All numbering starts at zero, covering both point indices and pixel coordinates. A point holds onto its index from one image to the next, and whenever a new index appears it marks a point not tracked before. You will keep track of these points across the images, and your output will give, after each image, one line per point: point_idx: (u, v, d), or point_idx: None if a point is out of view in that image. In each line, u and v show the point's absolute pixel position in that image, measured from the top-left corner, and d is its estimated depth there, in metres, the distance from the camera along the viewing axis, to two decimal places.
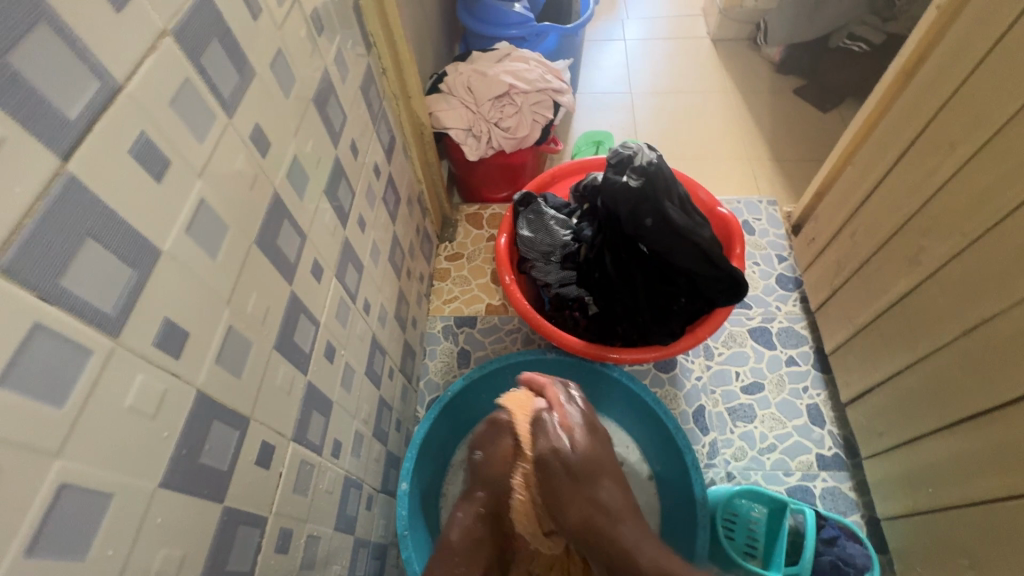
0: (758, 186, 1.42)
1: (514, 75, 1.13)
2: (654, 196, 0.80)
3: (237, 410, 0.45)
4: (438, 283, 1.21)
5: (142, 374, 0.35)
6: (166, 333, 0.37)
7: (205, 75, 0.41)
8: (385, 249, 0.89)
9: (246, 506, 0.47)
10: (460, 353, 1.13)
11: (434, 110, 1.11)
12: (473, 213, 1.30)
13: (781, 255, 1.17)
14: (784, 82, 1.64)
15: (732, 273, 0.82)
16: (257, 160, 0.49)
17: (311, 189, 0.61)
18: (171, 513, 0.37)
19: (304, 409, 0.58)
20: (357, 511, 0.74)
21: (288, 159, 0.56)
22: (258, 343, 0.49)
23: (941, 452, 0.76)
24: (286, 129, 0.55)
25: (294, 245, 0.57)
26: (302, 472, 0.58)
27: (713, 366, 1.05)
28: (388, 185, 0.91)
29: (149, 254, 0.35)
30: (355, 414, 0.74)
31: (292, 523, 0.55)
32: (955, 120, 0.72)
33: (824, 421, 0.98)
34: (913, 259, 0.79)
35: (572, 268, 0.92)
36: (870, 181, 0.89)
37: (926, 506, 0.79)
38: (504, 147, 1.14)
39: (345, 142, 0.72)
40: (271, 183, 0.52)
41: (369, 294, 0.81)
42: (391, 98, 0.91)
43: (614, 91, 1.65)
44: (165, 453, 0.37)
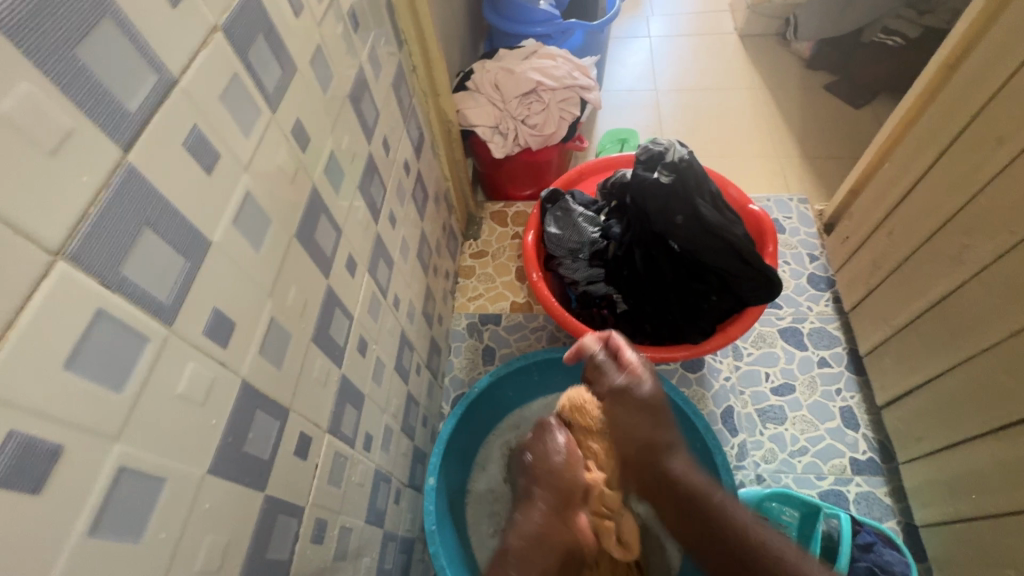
0: (788, 184, 1.39)
1: (541, 72, 1.12)
2: (684, 193, 0.79)
3: (277, 401, 0.46)
4: (463, 281, 1.21)
5: (193, 362, 0.35)
6: (215, 322, 0.38)
7: (251, 70, 0.42)
8: (413, 245, 0.89)
9: (286, 496, 0.48)
10: (485, 350, 1.13)
11: (461, 107, 1.11)
12: (498, 211, 1.30)
13: (812, 255, 1.14)
14: (815, 78, 1.60)
15: (766, 272, 0.81)
16: (297, 155, 0.50)
17: (346, 185, 0.62)
18: (217, 499, 0.38)
19: (338, 402, 0.59)
20: (386, 505, 0.75)
21: (325, 154, 0.56)
22: (297, 335, 0.50)
23: (985, 458, 0.73)
24: (324, 125, 0.56)
25: (331, 240, 0.58)
26: (336, 464, 0.58)
27: (742, 367, 1.03)
28: (417, 182, 0.91)
29: (200, 244, 0.36)
30: (384, 408, 0.75)
31: (326, 514, 0.56)
32: (1002, 114, 0.69)
33: (858, 425, 0.96)
34: (955, 258, 0.76)
35: (599, 265, 0.91)
36: (909, 178, 0.86)
37: (969, 513, 0.76)
38: (530, 144, 1.13)
39: (377, 138, 0.72)
40: (310, 178, 0.53)
41: (399, 290, 0.82)
42: (420, 95, 0.92)
43: (639, 88, 1.63)
44: (213, 440, 0.38)
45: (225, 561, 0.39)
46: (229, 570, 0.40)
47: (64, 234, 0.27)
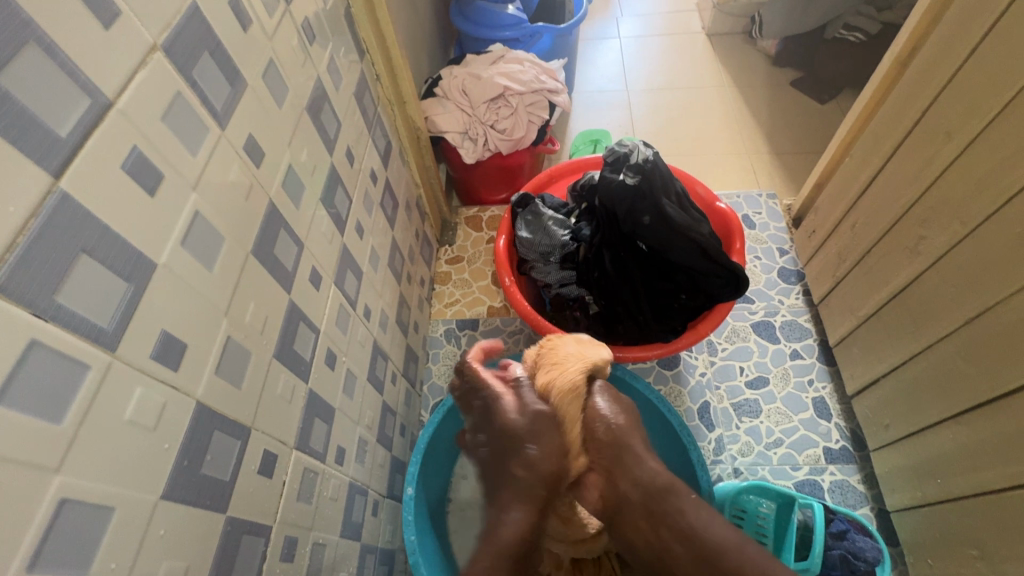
0: (758, 180, 1.42)
1: (508, 77, 1.13)
2: (650, 193, 0.80)
3: (237, 420, 0.46)
4: (439, 287, 1.21)
5: (141, 388, 0.35)
6: (165, 345, 0.37)
7: (197, 87, 0.42)
8: (383, 254, 0.89)
9: (250, 515, 0.47)
10: (463, 356, 1.13)
11: (429, 114, 1.11)
12: (472, 216, 1.30)
13: (782, 249, 1.16)
14: (781, 75, 1.63)
15: (732, 268, 0.82)
16: (251, 170, 0.50)
17: (307, 198, 0.61)
18: (173, 524, 0.38)
19: (306, 417, 0.58)
20: (363, 517, 0.74)
21: (282, 168, 0.56)
22: (258, 353, 0.49)
23: (948, 442, 0.75)
24: (280, 140, 0.55)
25: (292, 254, 0.57)
26: (306, 479, 0.58)
27: (717, 362, 1.04)
28: (385, 191, 0.91)
29: (145, 267, 0.36)
30: (358, 420, 0.74)
31: (297, 531, 0.55)
32: (951, 108, 0.71)
33: (831, 414, 0.98)
34: (913, 248, 0.78)
35: (571, 268, 0.91)
36: (868, 172, 0.88)
37: (934, 497, 0.78)
38: (500, 149, 1.14)
39: (340, 149, 0.72)
40: (266, 193, 0.52)
41: (369, 300, 0.81)
42: (385, 104, 0.91)
43: (609, 89, 1.65)
44: (166, 464, 0.37)
45: None
46: None
47: None
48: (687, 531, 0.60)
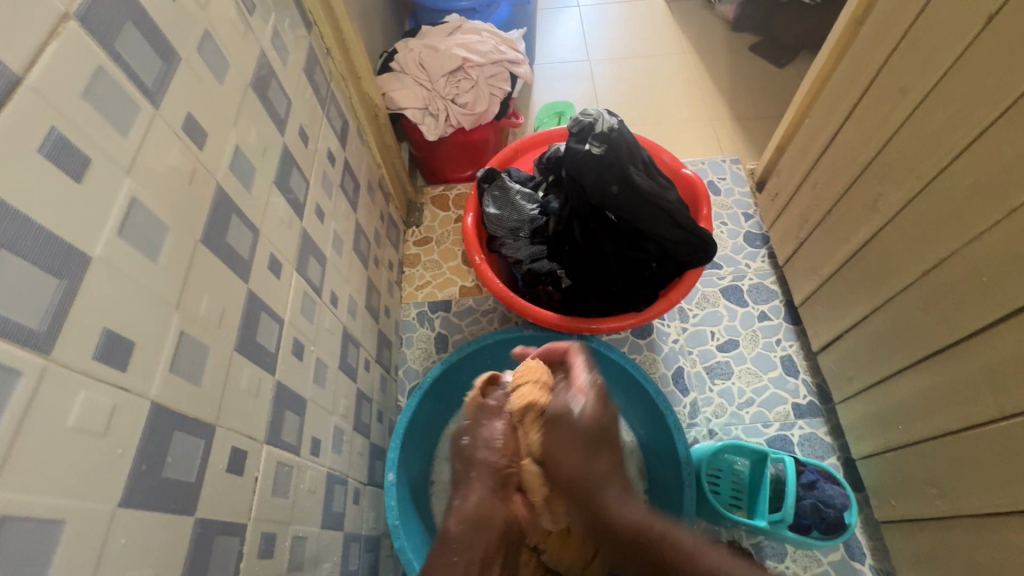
0: (721, 146, 1.43)
1: (466, 48, 1.09)
2: (618, 163, 0.80)
3: (198, 418, 0.43)
4: (409, 270, 1.18)
5: (86, 391, 0.32)
6: (109, 344, 0.35)
7: (121, 62, 0.38)
8: (347, 238, 0.86)
9: (222, 515, 0.45)
10: (437, 338, 1.11)
11: (386, 90, 1.06)
12: (438, 195, 1.27)
13: (747, 213, 1.18)
14: (741, 40, 1.63)
15: (700, 234, 0.82)
16: (194, 153, 0.46)
17: (260, 181, 0.58)
18: (136, 531, 0.35)
19: (276, 410, 0.56)
20: (344, 507, 0.73)
21: (229, 149, 0.52)
22: (216, 347, 0.46)
23: (908, 390, 0.78)
24: (223, 119, 0.51)
25: (247, 241, 0.54)
26: (280, 474, 0.56)
27: (689, 328, 1.06)
28: (344, 172, 0.87)
29: (77, 261, 0.33)
30: (332, 409, 0.72)
31: (274, 526, 0.54)
32: (905, 64, 0.72)
33: (798, 371, 1.01)
34: (872, 205, 0.80)
35: (541, 242, 0.91)
36: (828, 132, 0.89)
37: (896, 443, 0.82)
38: (463, 124, 1.10)
39: (292, 129, 0.68)
40: (213, 177, 0.49)
41: (335, 286, 0.79)
42: (338, 80, 0.87)
43: (571, 59, 1.62)
44: (123, 470, 0.35)
45: None
46: None
47: None
48: (654, 555, 0.50)
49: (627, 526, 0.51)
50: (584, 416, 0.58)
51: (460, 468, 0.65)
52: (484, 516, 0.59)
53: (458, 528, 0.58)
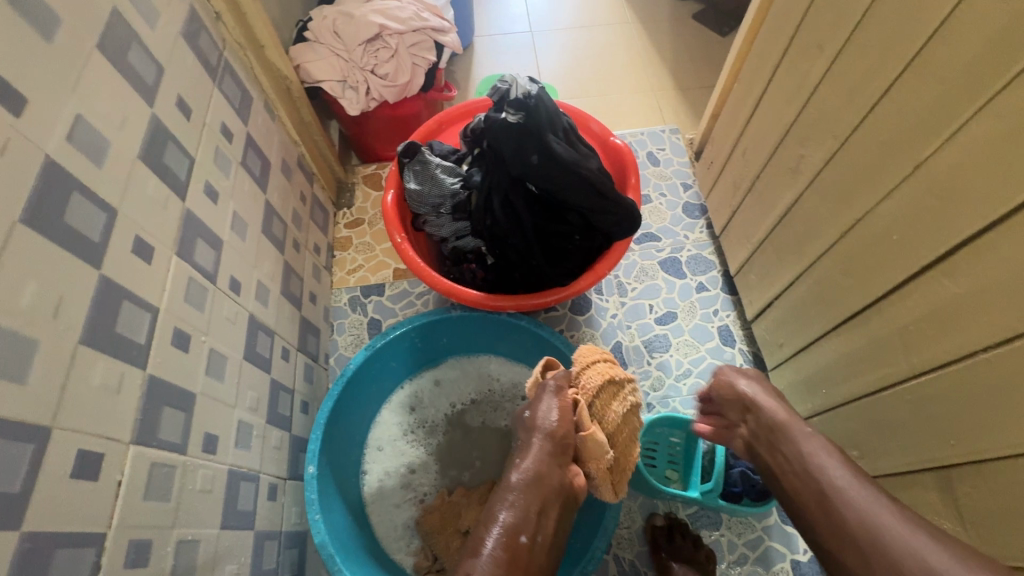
0: (663, 117, 1.40)
1: (384, 14, 1.02)
2: (536, 130, 0.76)
3: (22, 420, 0.38)
4: (340, 254, 1.13)
5: None
6: None
7: None
8: (254, 220, 0.80)
9: (65, 525, 0.41)
10: (370, 323, 1.07)
11: (300, 62, 0.99)
12: (370, 175, 1.22)
13: (686, 184, 1.16)
14: (683, 8, 1.60)
15: (623, 204, 0.80)
16: (5, 120, 0.40)
17: (117, 156, 0.52)
18: None
19: (149, 406, 0.52)
20: (255, 504, 0.69)
21: (66, 119, 0.46)
22: (49, 341, 0.41)
23: (831, 353, 0.78)
24: (53, 84, 0.45)
25: (99, 222, 0.48)
26: (157, 475, 0.51)
27: (628, 302, 1.04)
28: (248, 149, 0.81)
29: None
30: (235, 402, 0.68)
31: (149, 532, 0.49)
32: (821, 20, 0.70)
33: (734, 340, 1.01)
34: (795, 168, 0.78)
35: (464, 218, 0.87)
36: (754, 95, 0.88)
37: (822, 406, 0.82)
38: (386, 97, 1.04)
39: (167, 100, 0.62)
40: (39, 149, 0.43)
41: (238, 271, 0.73)
42: (235, 48, 0.80)
43: (511, 31, 1.56)
44: None
45: None
46: None
47: None
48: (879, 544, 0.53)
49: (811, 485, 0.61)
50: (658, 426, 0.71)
51: (522, 437, 0.69)
52: (542, 475, 0.64)
53: (520, 481, 0.63)
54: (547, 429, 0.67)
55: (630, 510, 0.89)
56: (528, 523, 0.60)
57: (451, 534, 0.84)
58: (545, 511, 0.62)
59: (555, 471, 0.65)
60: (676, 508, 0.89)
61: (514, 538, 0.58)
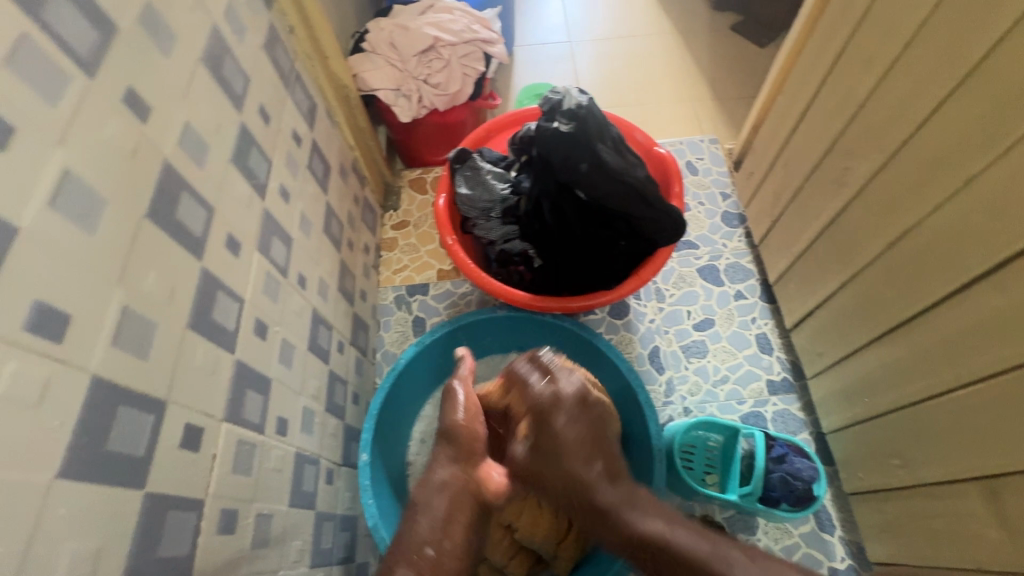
0: (701, 126, 1.42)
1: (438, 27, 1.07)
2: (585, 140, 0.79)
3: (146, 393, 0.43)
4: (387, 254, 1.18)
5: (13, 361, 0.32)
6: (41, 317, 0.34)
7: (48, 29, 0.37)
8: (316, 220, 0.85)
9: (176, 490, 0.45)
10: (415, 321, 1.11)
11: (358, 71, 1.05)
12: (416, 179, 1.26)
13: (724, 193, 1.18)
14: (721, 19, 1.62)
15: (668, 212, 0.82)
16: (136, 126, 0.45)
17: (214, 159, 0.57)
18: (76, 503, 0.35)
19: (237, 388, 0.56)
20: (315, 486, 0.73)
21: (178, 125, 0.51)
22: (166, 323, 0.46)
23: (873, 363, 0.78)
24: (170, 94, 0.50)
25: (201, 218, 0.53)
26: (242, 452, 0.56)
27: (666, 308, 1.06)
28: (313, 153, 0.86)
29: (3, 230, 0.32)
30: (301, 389, 0.72)
31: (236, 503, 0.54)
32: (871, 35, 0.71)
33: (772, 349, 1.02)
34: (840, 180, 0.80)
35: (513, 222, 0.91)
36: (799, 107, 0.89)
37: (862, 416, 0.82)
38: (436, 105, 1.09)
39: (252, 108, 0.67)
40: (159, 152, 0.48)
41: (304, 267, 0.78)
42: (304, 59, 0.85)
43: (551, 41, 1.60)
44: (59, 441, 0.35)
45: (99, 567, 0.37)
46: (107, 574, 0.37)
47: None
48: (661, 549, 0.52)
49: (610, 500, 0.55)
50: (568, 428, 0.59)
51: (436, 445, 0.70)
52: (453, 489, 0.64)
53: (440, 478, 0.65)
54: (449, 433, 0.70)
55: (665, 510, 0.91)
56: (438, 535, 0.60)
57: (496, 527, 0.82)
58: (452, 514, 0.62)
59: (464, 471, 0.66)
60: (712, 511, 0.90)
61: (419, 550, 0.59)
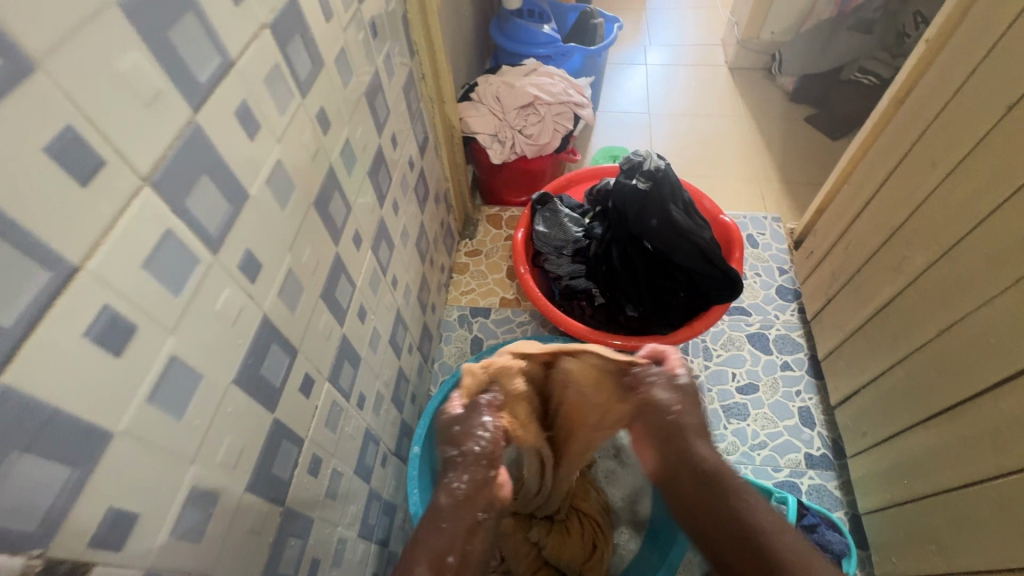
0: (765, 205, 1.49)
1: (539, 87, 1.24)
2: (659, 199, 0.89)
3: (289, 338, 0.54)
4: (457, 276, 1.30)
5: (228, 289, 0.43)
6: (247, 261, 0.46)
7: (289, 61, 0.51)
8: (412, 234, 0.98)
9: (290, 424, 0.55)
10: (473, 340, 1.21)
11: (464, 116, 1.22)
12: (493, 215, 1.40)
13: (782, 268, 1.23)
14: (797, 110, 1.72)
15: (728, 272, 0.90)
16: (320, 137, 0.59)
17: (358, 169, 0.71)
18: (237, 406, 0.45)
19: (339, 357, 0.67)
20: (373, 464, 0.81)
21: (342, 140, 0.65)
22: (309, 289, 0.58)
23: (917, 445, 0.80)
24: (342, 115, 0.65)
25: (342, 213, 0.66)
26: (333, 411, 0.66)
27: (711, 366, 1.11)
28: (419, 177, 1.00)
29: (241, 193, 0.45)
30: (378, 374, 0.82)
31: (321, 453, 0.63)
32: (937, 141, 0.79)
33: (814, 423, 1.03)
34: (896, 267, 0.85)
35: (581, 262, 1.00)
36: (863, 197, 0.96)
37: (901, 497, 0.83)
38: (526, 152, 1.23)
39: (387, 134, 0.81)
40: (328, 158, 0.61)
41: (397, 271, 0.90)
42: (427, 101, 1.01)
43: (632, 111, 1.75)
44: (239, 356, 0.45)
45: (240, 462, 0.46)
46: (242, 472, 0.47)
47: (151, 166, 0.35)
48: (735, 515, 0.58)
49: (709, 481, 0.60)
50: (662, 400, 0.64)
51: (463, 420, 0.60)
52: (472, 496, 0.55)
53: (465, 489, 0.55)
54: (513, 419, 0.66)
55: (689, 563, 0.92)
56: (460, 542, 0.53)
57: (523, 541, 0.88)
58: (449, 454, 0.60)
59: (484, 471, 0.56)
60: None
61: (440, 556, 0.52)
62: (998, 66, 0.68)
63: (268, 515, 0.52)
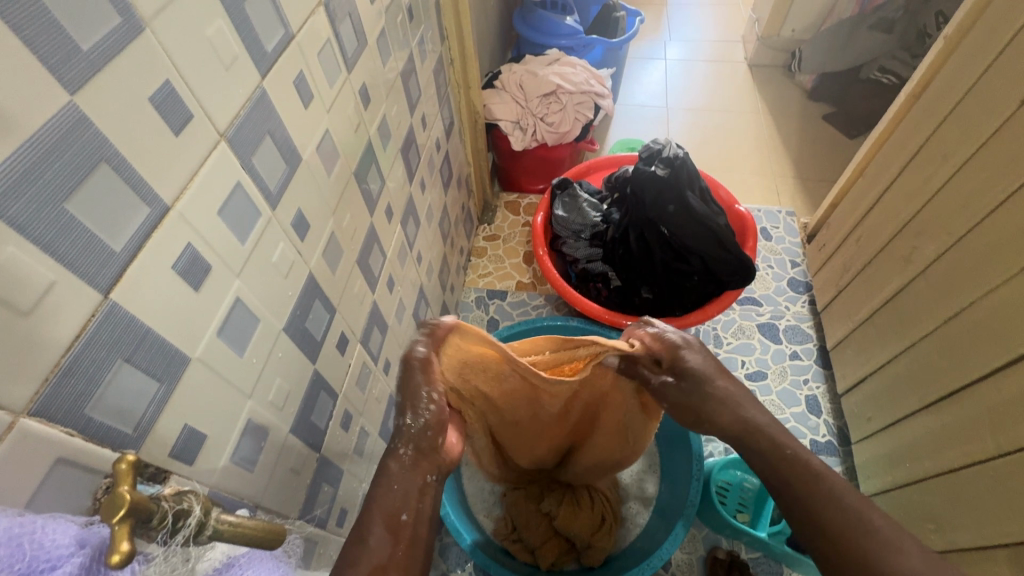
0: (779, 200, 1.51)
1: (561, 77, 1.27)
2: (678, 186, 0.93)
3: (329, 297, 0.58)
4: (475, 260, 1.33)
5: (283, 243, 0.47)
6: (298, 220, 0.50)
7: (338, 38, 0.55)
8: (436, 214, 1.02)
9: (327, 378, 0.59)
10: (489, 321, 1.24)
11: (487, 103, 1.25)
12: (511, 202, 1.43)
13: (794, 261, 1.26)
14: (815, 108, 1.73)
15: (741, 258, 0.93)
16: (361, 111, 0.63)
17: (391, 145, 0.74)
18: (286, 352, 0.49)
19: (369, 322, 0.71)
20: (395, 429, 0.86)
21: (379, 117, 0.69)
22: (347, 254, 0.62)
23: (920, 429, 0.82)
24: (380, 93, 0.68)
25: (377, 186, 0.70)
26: (363, 372, 0.70)
27: (721, 354, 1.13)
28: (445, 159, 1.04)
29: (295, 157, 0.49)
30: (402, 344, 0.86)
31: (352, 410, 0.67)
32: (951, 135, 0.81)
33: (821, 411, 1.06)
34: (906, 258, 0.87)
35: (598, 246, 1.02)
36: (877, 190, 0.98)
37: (902, 480, 0.85)
38: (546, 140, 1.26)
39: (417, 115, 0.85)
40: (368, 132, 0.65)
41: (422, 248, 0.94)
42: (455, 86, 1.05)
43: (650, 105, 1.77)
44: (289, 306, 0.50)
45: (286, 405, 0.50)
46: (288, 414, 0.51)
47: (228, 124, 0.39)
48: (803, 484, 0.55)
49: (761, 443, 0.59)
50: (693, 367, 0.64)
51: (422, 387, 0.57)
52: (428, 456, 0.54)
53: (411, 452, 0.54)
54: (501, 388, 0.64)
55: (693, 538, 0.95)
56: (412, 500, 0.51)
57: (534, 511, 0.92)
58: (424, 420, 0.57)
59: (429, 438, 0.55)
60: (739, 549, 0.93)
61: (395, 515, 0.49)
62: (1012, 62, 0.70)
63: (307, 459, 0.56)
